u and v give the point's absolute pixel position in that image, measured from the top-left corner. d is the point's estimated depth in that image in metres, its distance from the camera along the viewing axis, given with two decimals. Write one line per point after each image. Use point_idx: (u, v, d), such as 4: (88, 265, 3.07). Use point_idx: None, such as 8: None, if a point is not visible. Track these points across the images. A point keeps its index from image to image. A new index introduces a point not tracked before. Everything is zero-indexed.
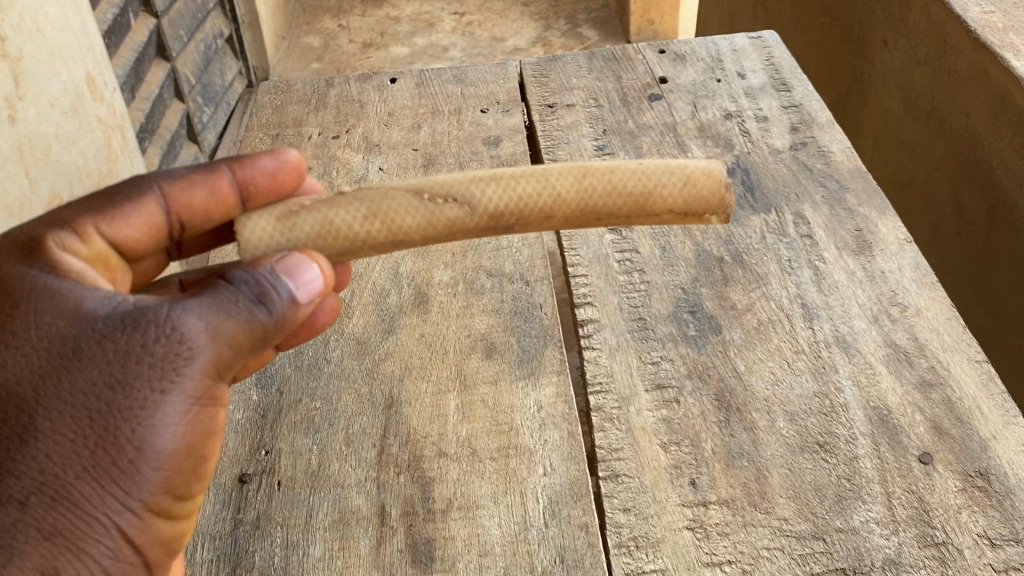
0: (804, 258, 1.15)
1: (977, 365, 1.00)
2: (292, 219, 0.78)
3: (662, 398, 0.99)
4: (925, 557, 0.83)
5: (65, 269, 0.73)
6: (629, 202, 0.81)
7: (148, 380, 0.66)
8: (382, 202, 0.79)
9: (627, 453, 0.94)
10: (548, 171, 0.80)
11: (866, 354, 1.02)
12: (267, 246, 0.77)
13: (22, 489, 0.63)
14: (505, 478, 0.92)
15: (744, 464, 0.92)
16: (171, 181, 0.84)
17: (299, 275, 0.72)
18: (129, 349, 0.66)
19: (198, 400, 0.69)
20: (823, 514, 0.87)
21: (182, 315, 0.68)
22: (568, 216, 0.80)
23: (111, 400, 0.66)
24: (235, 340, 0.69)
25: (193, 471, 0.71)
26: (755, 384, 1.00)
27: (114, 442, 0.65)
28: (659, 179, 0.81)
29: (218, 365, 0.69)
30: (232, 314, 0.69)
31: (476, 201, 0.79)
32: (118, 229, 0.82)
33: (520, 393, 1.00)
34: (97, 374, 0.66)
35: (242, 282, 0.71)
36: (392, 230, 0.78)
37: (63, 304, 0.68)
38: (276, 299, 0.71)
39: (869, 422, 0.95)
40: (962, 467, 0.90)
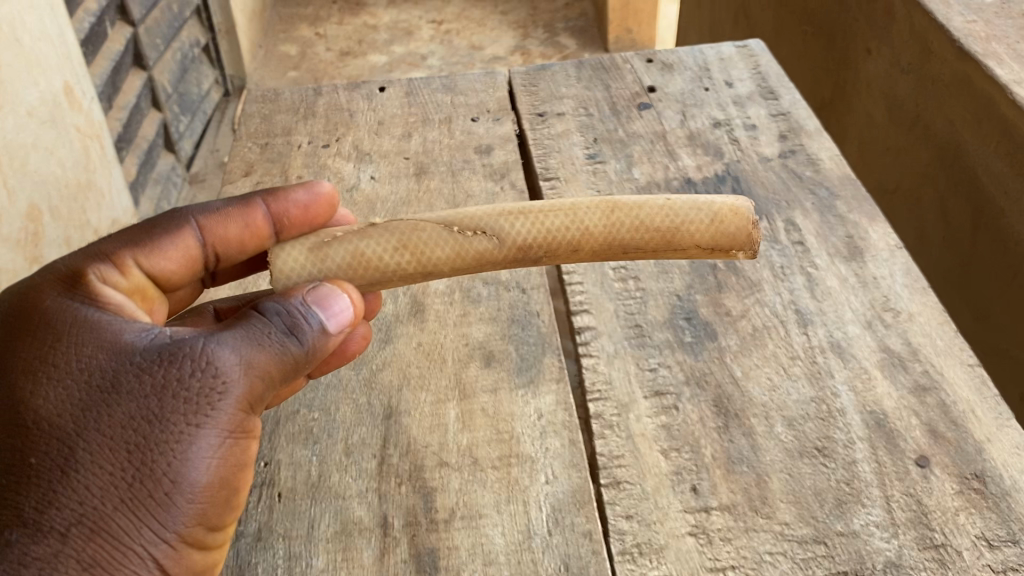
0: (798, 265, 1.16)
1: (970, 368, 1.01)
2: (325, 249, 0.84)
3: (661, 405, 1.00)
4: (925, 559, 0.84)
5: (105, 301, 0.78)
6: (656, 237, 0.85)
7: (183, 414, 0.71)
8: (412, 234, 0.85)
9: (627, 460, 0.94)
10: (577, 205, 0.86)
11: (861, 358, 1.03)
12: (299, 276, 0.83)
13: (62, 520, 0.66)
14: (508, 487, 0.92)
15: (744, 469, 0.92)
16: (206, 215, 0.91)
17: (330, 307, 0.78)
18: (166, 383, 0.71)
19: (231, 433, 0.73)
20: (824, 519, 0.87)
21: (216, 349, 0.73)
22: (595, 249, 0.85)
23: (148, 434, 0.70)
24: (268, 372, 0.74)
25: (225, 503, 0.74)
26: (753, 390, 1.00)
27: (150, 475, 0.69)
28: (687, 215, 0.85)
29: (251, 398, 0.74)
30: (264, 347, 0.74)
31: (504, 233, 0.85)
32: (155, 262, 0.88)
33: (520, 401, 1.00)
34: (134, 408, 0.70)
35: (275, 314, 0.76)
36: (421, 262, 0.85)
37: (102, 337, 0.73)
38: (307, 329, 0.76)
39: (867, 427, 0.96)
40: (959, 470, 0.91)
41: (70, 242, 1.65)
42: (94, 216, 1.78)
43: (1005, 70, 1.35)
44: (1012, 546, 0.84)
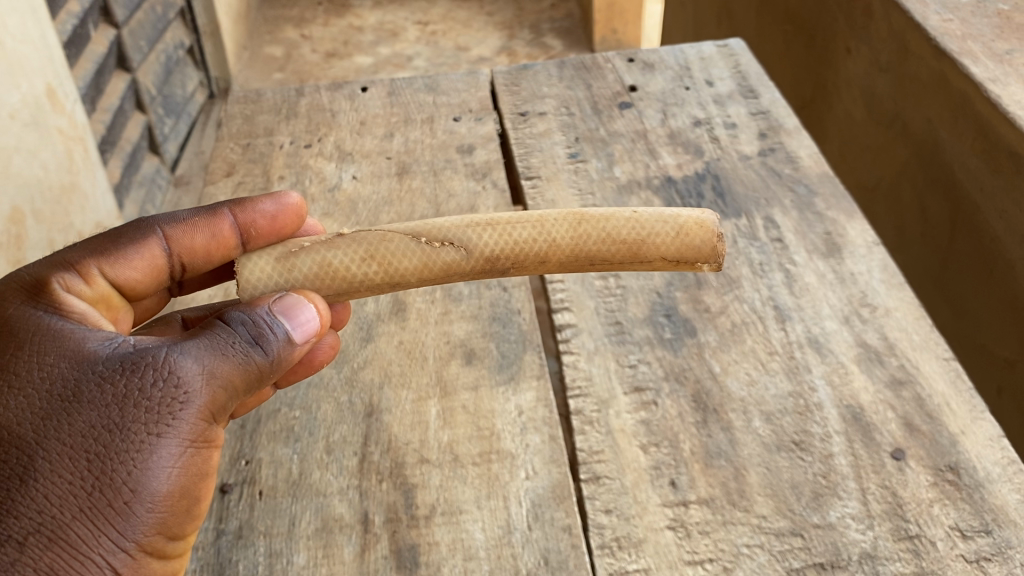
0: (776, 261, 1.17)
1: (945, 362, 1.02)
2: (292, 259, 0.85)
3: (640, 401, 1.00)
4: (900, 550, 0.85)
5: (70, 310, 0.78)
6: (623, 249, 0.86)
7: (144, 423, 0.70)
8: (380, 245, 0.85)
9: (607, 455, 0.95)
10: (545, 216, 0.86)
11: (838, 353, 1.04)
12: (265, 286, 0.83)
13: (20, 528, 0.66)
14: (488, 483, 0.92)
15: (722, 463, 0.93)
16: (173, 224, 0.90)
17: (295, 318, 0.78)
18: (127, 392, 0.71)
19: (192, 442, 0.72)
20: (801, 511, 0.88)
21: (179, 358, 0.72)
22: (562, 260, 0.86)
23: (108, 443, 0.69)
24: (231, 382, 0.74)
25: (186, 512, 0.74)
26: (731, 385, 1.01)
27: (110, 485, 0.69)
28: (653, 227, 0.86)
29: (213, 408, 0.73)
30: (227, 357, 0.74)
31: (472, 244, 0.85)
32: (120, 271, 0.87)
33: (500, 398, 1.01)
34: (95, 418, 0.70)
35: (239, 323, 0.76)
36: (388, 272, 0.85)
37: (64, 347, 0.73)
38: (271, 339, 0.76)
39: (843, 421, 0.97)
40: (933, 462, 0.92)
41: (53, 245, 1.64)
42: (78, 218, 1.77)
43: (980, 67, 1.36)
44: (985, 537, 0.85)
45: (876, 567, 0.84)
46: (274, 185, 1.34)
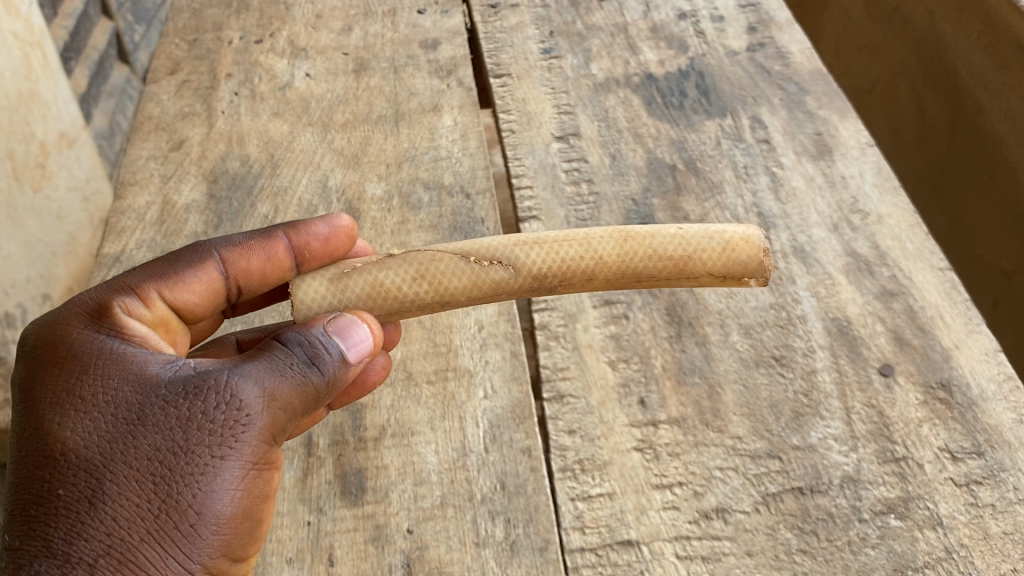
0: (762, 164, 1.08)
1: (940, 273, 0.95)
2: (343, 280, 0.70)
3: (610, 314, 0.93)
4: (885, 473, 0.78)
5: (131, 334, 0.66)
6: (670, 266, 0.70)
7: (208, 444, 0.59)
8: (429, 263, 0.70)
9: (573, 373, 0.88)
10: (592, 232, 0.71)
11: (825, 264, 0.96)
12: (319, 308, 0.69)
13: (87, 552, 0.55)
14: (443, 402, 0.85)
15: (696, 380, 0.86)
16: (230, 246, 0.75)
17: (351, 338, 0.66)
18: (191, 416, 0.60)
19: (255, 463, 0.61)
20: (780, 432, 0.82)
21: (241, 381, 0.61)
22: (613, 280, 0.71)
23: (172, 464, 0.58)
24: (293, 405, 0.62)
25: (250, 535, 0.62)
26: (709, 298, 0.94)
27: (176, 508, 0.57)
28: (699, 243, 0.71)
29: (274, 431, 0.62)
30: (288, 378, 0.62)
31: (520, 263, 0.70)
32: (176, 293, 0.72)
33: (460, 312, 0.93)
34: (160, 440, 0.59)
35: (296, 343, 0.64)
36: (439, 293, 0.70)
37: (124, 369, 0.61)
38: (328, 359, 0.65)
39: (828, 335, 0.89)
40: (923, 379, 0.85)
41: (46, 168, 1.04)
42: (37, 126, 1.01)
43: None
44: (977, 459, 0.79)
45: (858, 492, 0.77)
46: (221, 84, 1.23)
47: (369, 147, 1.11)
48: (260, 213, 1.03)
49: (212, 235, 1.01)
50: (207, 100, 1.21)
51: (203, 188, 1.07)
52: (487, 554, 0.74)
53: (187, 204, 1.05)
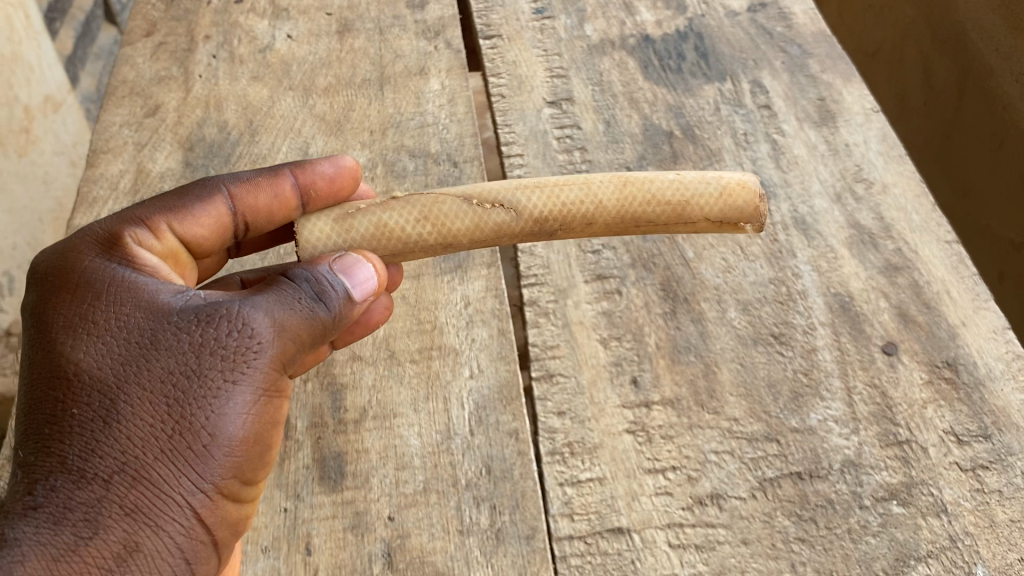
0: (762, 131, 1.04)
1: (946, 246, 0.91)
2: (348, 219, 0.69)
3: (602, 290, 0.89)
4: (887, 457, 0.75)
5: (142, 265, 0.64)
6: (668, 210, 0.69)
7: (220, 368, 0.58)
8: (433, 205, 0.69)
9: (563, 351, 0.84)
10: (591, 178, 0.71)
11: (827, 236, 0.92)
12: (324, 248, 0.68)
13: (102, 468, 0.54)
14: (427, 382, 0.81)
15: (691, 359, 0.83)
16: (238, 182, 0.74)
17: (357, 277, 0.64)
18: (203, 342, 0.59)
19: (266, 389, 0.60)
20: (778, 414, 0.78)
21: (251, 311, 0.60)
22: (611, 223, 0.70)
23: (183, 387, 0.57)
24: (302, 335, 0.62)
25: (261, 460, 0.61)
26: (705, 273, 0.90)
27: (189, 428, 0.57)
28: (696, 188, 0.70)
29: (284, 360, 0.61)
30: (297, 310, 0.61)
31: (522, 206, 0.69)
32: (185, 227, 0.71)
33: (445, 288, 0.88)
34: (172, 363, 0.58)
35: (302, 280, 0.63)
36: (443, 234, 0.69)
37: (135, 295, 0.61)
38: (334, 296, 0.63)
39: (829, 311, 0.86)
40: (928, 357, 0.82)
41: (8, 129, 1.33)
42: (21, 90, 1.33)
43: None
44: (983, 442, 0.76)
45: (860, 477, 0.74)
46: (199, 46, 1.18)
47: (352, 112, 1.06)
48: None
49: None
50: (184, 63, 1.16)
51: (179, 155, 1.03)
52: (471, 542, 0.70)
53: (161, 172, 1.00)
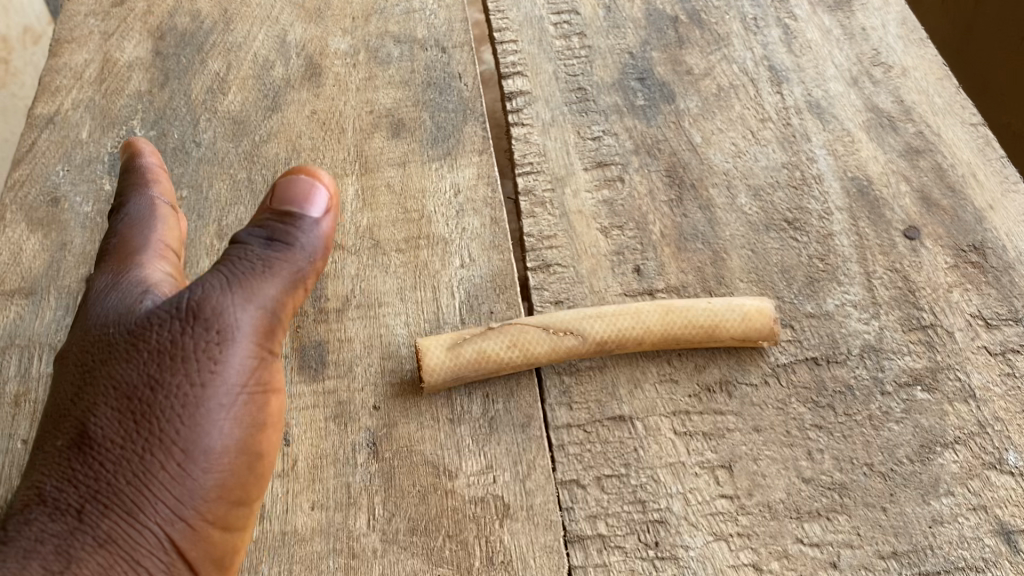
0: (773, 15, 0.97)
1: (972, 129, 0.84)
2: (457, 347, 0.67)
3: (603, 177, 0.83)
4: (910, 342, 0.70)
5: (125, 287, 0.57)
6: (702, 331, 0.69)
7: (187, 373, 0.52)
8: (519, 333, 0.68)
9: (561, 241, 0.78)
10: (635, 305, 0.70)
11: (843, 120, 0.86)
12: (447, 369, 0.66)
13: (74, 497, 0.48)
14: (415, 271, 0.75)
15: (699, 246, 0.77)
16: (123, 221, 0.64)
17: (306, 197, 0.58)
18: (167, 343, 0.52)
19: (244, 385, 0.54)
20: (792, 299, 0.73)
21: (216, 294, 0.54)
22: (659, 342, 0.69)
23: (153, 397, 0.51)
24: (278, 300, 0.56)
25: (250, 469, 0.55)
26: (713, 158, 0.84)
27: (160, 444, 0.50)
28: (721, 315, 0.69)
29: (258, 339, 0.55)
30: (260, 272, 0.55)
31: (590, 334, 0.68)
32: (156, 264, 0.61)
33: (433, 176, 0.82)
34: (136, 374, 0.51)
35: (255, 239, 0.57)
36: (528, 356, 0.67)
37: (122, 313, 0.55)
38: (299, 235, 0.58)
39: (847, 196, 0.80)
40: (954, 241, 0.76)
41: None
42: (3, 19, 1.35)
43: None
44: (1014, 326, 0.70)
45: (881, 362, 0.68)
46: None
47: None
48: (211, 71, 0.92)
49: (158, 94, 0.90)
50: None
51: (148, 45, 0.95)
52: (463, 431, 0.65)
53: (129, 61, 0.93)
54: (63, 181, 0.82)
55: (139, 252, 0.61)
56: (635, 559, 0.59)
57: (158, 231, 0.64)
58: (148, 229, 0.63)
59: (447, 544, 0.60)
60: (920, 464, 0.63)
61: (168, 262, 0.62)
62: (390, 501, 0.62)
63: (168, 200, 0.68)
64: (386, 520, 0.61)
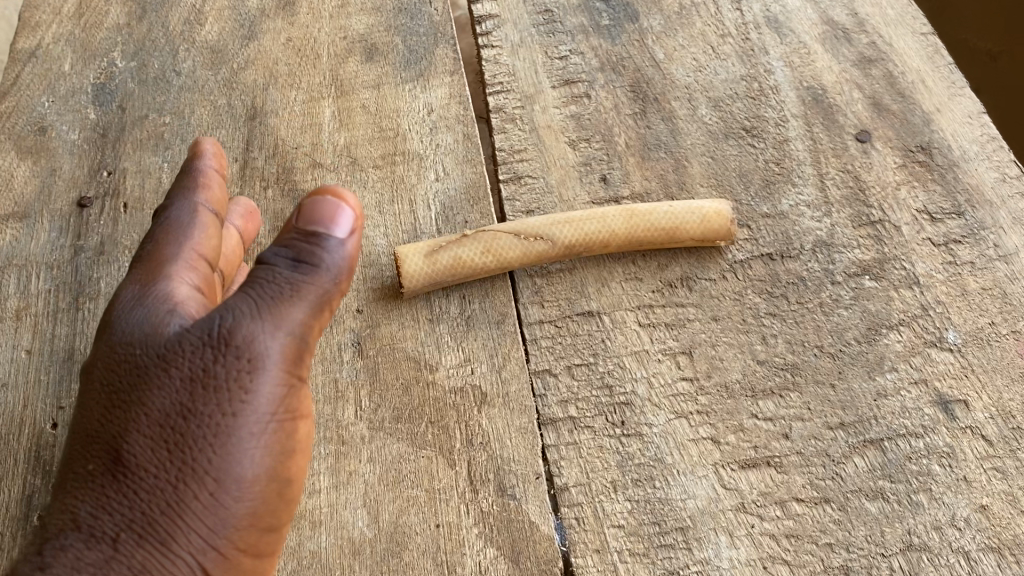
0: None
1: (922, 38, 0.88)
2: (434, 254, 0.71)
3: (570, 94, 0.86)
4: (860, 237, 0.74)
5: (152, 308, 0.51)
6: (664, 233, 0.73)
7: (217, 402, 0.47)
8: (493, 241, 0.72)
9: (531, 154, 0.82)
10: (602, 211, 0.74)
11: (799, 34, 0.90)
12: (425, 276, 0.70)
13: (109, 525, 0.45)
14: (392, 186, 0.79)
15: (661, 155, 0.81)
16: (158, 232, 0.56)
17: (331, 218, 0.51)
18: (197, 370, 0.48)
19: (274, 414, 0.49)
20: (749, 202, 0.77)
21: (243, 321, 0.48)
22: (625, 247, 0.73)
23: (184, 426, 0.47)
24: (306, 325, 0.51)
25: (279, 496, 0.51)
26: (676, 72, 0.87)
27: (193, 475, 0.47)
28: (681, 215, 0.73)
29: (289, 365, 0.50)
30: (288, 297, 0.49)
31: (560, 240, 0.72)
32: (182, 285, 0.53)
33: (407, 97, 0.85)
34: (167, 401, 0.47)
35: (281, 261, 0.51)
36: (501, 260, 0.71)
37: (148, 336, 0.49)
38: (324, 256, 0.51)
39: (802, 104, 0.84)
40: (902, 143, 0.80)
41: None
42: None
43: None
44: (957, 220, 0.75)
45: (832, 256, 0.73)
46: None
47: None
48: (187, 3, 0.94)
49: (137, 26, 0.92)
50: None
51: None
52: (442, 330, 0.70)
53: None
54: (49, 111, 0.85)
55: (168, 264, 0.54)
56: (603, 437, 0.64)
57: (195, 240, 0.56)
58: (184, 238, 0.56)
59: (430, 430, 0.65)
60: (866, 345, 0.68)
61: (198, 275, 0.55)
62: (376, 394, 0.66)
63: (216, 208, 0.59)
64: (373, 411, 0.66)
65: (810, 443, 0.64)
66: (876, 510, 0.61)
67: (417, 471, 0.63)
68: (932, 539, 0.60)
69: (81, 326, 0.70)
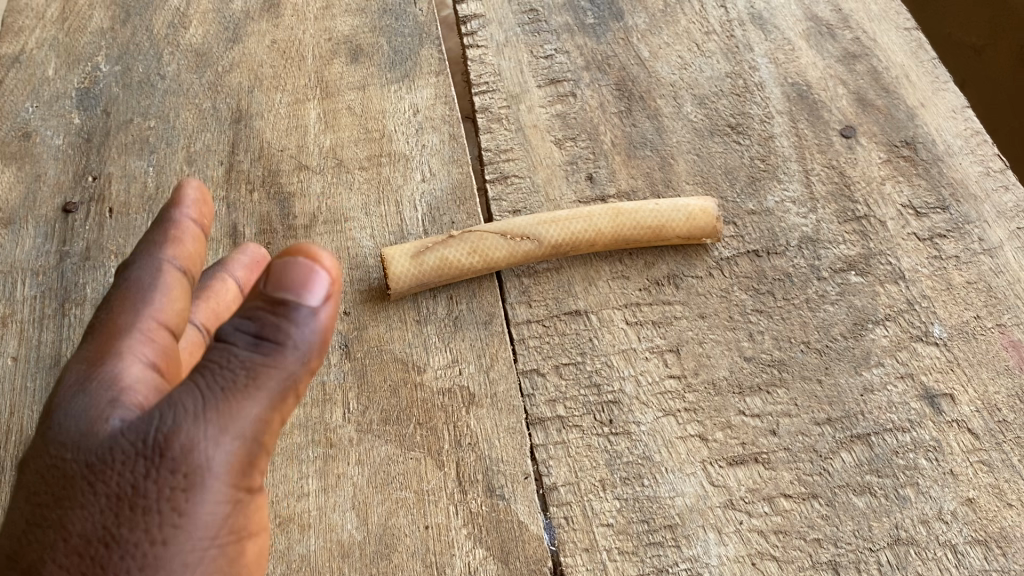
0: None
1: (906, 34, 0.88)
2: (420, 255, 0.71)
3: (556, 93, 0.86)
4: (845, 232, 0.74)
5: (92, 398, 0.43)
6: (650, 231, 0.73)
7: (148, 526, 0.40)
8: (479, 241, 0.72)
9: (517, 154, 0.82)
10: (588, 209, 0.74)
11: (784, 30, 0.90)
12: (412, 277, 0.70)
13: None
14: (378, 188, 0.79)
15: (647, 153, 0.81)
16: (114, 294, 0.48)
17: (303, 288, 0.42)
18: (130, 486, 0.40)
19: (216, 537, 0.42)
20: (735, 199, 0.77)
21: (186, 426, 0.40)
22: (611, 245, 0.73)
23: (106, 556, 0.39)
24: (262, 425, 0.42)
25: None
26: (661, 70, 0.87)
27: None
28: (667, 213, 0.73)
29: (239, 473, 0.42)
30: (242, 391, 0.41)
31: (546, 239, 0.72)
32: (135, 362, 0.45)
33: (392, 97, 0.85)
34: (93, 521, 0.40)
35: (239, 342, 0.42)
36: (487, 261, 0.71)
37: (80, 439, 0.41)
38: (292, 337, 0.42)
39: (787, 100, 0.84)
40: (887, 138, 0.80)
41: None
42: None
43: None
44: (941, 214, 0.75)
45: (817, 251, 0.73)
46: None
47: None
48: (171, 6, 0.94)
49: (121, 30, 0.92)
50: None
51: None
52: (429, 331, 0.70)
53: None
54: (33, 116, 0.85)
55: (121, 337, 0.45)
56: (591, 436, 0.64)
57: (157, 306, 0.48)
58: (143, 303, 0.47)
59: (418, 431, 0.65)
60: (853, 340, 0.68)
61: (157, 349, 0.46)
62: (364, 396, 0.66)
63: (187, 266, 0.51)
64: (361, 413, 0.66)
65: (797, 439, 0.64)
66: (863, 505, 0.61)
67: (406, 472, 0.63)
68: (919, 532, 0.60)
69: (67, 332, 0.70)
